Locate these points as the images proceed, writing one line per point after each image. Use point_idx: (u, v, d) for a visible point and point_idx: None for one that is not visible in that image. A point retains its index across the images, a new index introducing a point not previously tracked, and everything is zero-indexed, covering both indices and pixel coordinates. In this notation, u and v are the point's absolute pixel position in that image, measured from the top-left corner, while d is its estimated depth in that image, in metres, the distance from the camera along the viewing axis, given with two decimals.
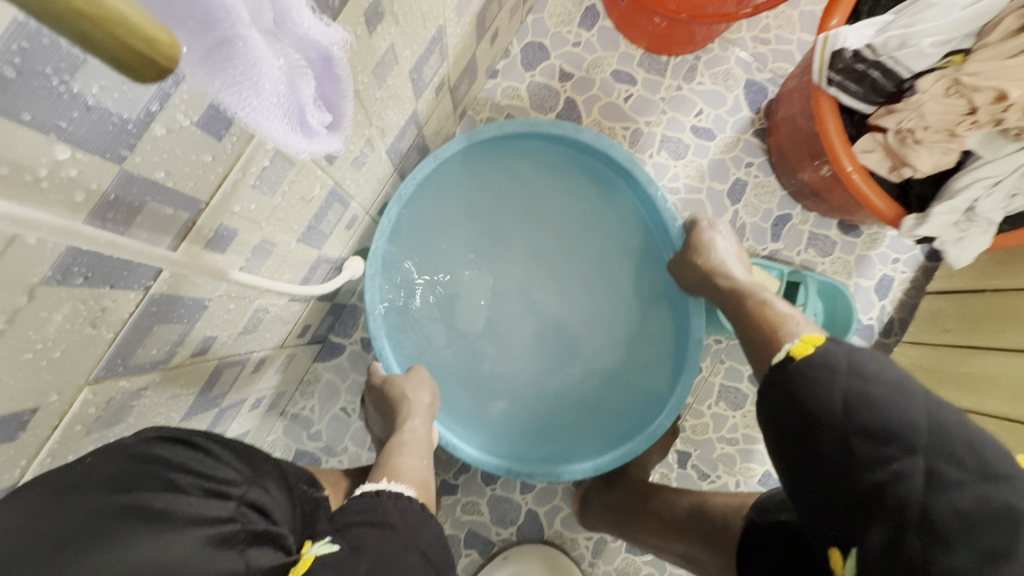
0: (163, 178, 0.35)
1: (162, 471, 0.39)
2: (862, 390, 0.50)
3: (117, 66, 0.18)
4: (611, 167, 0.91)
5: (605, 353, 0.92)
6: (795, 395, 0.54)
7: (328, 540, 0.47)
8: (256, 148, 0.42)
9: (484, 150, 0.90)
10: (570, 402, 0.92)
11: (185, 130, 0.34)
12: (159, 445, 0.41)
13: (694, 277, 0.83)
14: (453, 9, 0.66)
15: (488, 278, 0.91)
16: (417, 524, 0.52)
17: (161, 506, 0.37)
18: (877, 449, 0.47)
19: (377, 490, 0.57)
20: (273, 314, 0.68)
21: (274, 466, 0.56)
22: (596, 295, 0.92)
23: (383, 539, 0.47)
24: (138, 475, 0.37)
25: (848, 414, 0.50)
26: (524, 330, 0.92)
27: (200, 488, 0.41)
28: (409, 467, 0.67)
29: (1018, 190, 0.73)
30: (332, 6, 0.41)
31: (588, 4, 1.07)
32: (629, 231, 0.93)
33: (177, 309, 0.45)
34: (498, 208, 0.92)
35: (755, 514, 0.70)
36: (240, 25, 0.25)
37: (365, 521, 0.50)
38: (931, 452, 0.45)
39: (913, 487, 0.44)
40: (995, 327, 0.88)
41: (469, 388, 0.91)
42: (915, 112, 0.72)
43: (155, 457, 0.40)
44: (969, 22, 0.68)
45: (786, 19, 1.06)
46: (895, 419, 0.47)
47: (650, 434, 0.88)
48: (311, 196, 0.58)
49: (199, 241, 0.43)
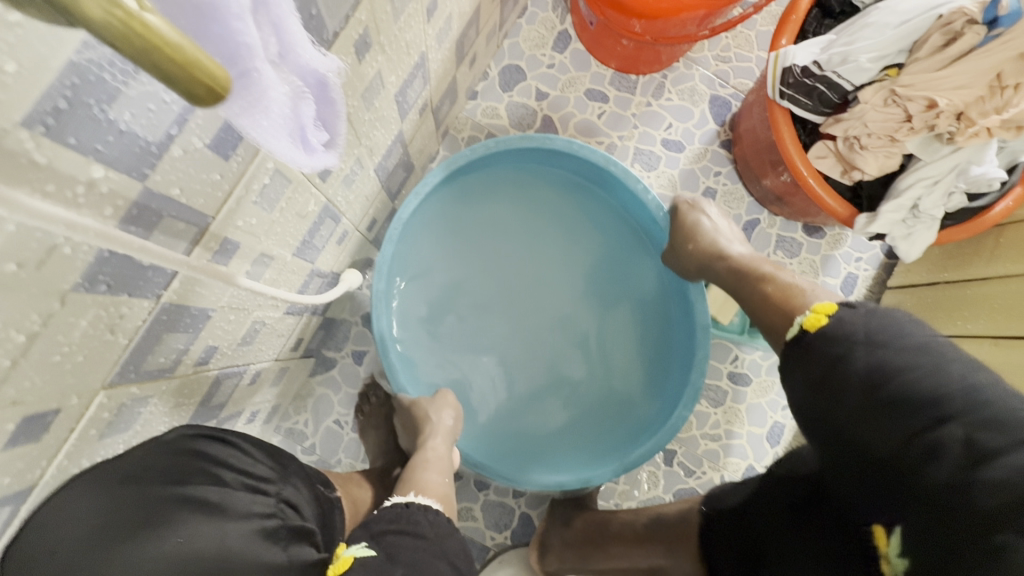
0: (178, 194, 0.39)
1: (208, 467, 0.48)
2: (884, 358, 0.48)
3: (186, 95, 0.21)
4: (585, 174, 0.97)
5: (619, 348, 0.96)
6: (812, 372, 0.52)
7: (364, 544, 0.54)
8: (258, 167, 0.46)
9: (457, 178, 0.95)
10: (593, 398, 0.96)
11: (198, 151, 0.38)
12: (197, 442, 0.49)
13: (688, 260, 0.87)
14: (434, 37, 0.71)
15: (493, 294, 0.96)
16: (445, 535, 0.60)
17: (215, 498, 0.45)
18: (908, 422, 0.45)
19: (407, 502, 0.64)
20: (269, 326, 0.71)
21: (302, 468, 0.63)
22: (600, 297, 0.97)
23: (417, 549, 0.55)
24: (189, 471, 0.45)
25: (874, 389, 0.47)
26: (534, 339, 0.96)
27: (244, 485, 0.50)
28: (433, 482, 0.72)
29: (954, 187, 0.81)
30: (327, 39, 0.46)
31: (560, 29, 1.13)
32: (614, 226, 0.99)
33: (184, 318, 0.48)
34: (487, 227, 0.96)
35: (709, 508, 0.77)
36: (257, 60, 0.29)
37: (399, 529, 0.58)
38: (965, 420, 0.42)
39: (951, 460, 0.42)
40: (949, 317, 0.96)
41: (485, 403, 0.95)
42: (859, 121, 0.80)
43: (199, 454, 0.48)
44: (900, 40, 0.75)
45: (744, 38, 1.14)
46: (921, 391, 0.45)
47: (673, 427, 0.88)
48: (305, 212, 0.62)
49: (204, 254, 0.46)
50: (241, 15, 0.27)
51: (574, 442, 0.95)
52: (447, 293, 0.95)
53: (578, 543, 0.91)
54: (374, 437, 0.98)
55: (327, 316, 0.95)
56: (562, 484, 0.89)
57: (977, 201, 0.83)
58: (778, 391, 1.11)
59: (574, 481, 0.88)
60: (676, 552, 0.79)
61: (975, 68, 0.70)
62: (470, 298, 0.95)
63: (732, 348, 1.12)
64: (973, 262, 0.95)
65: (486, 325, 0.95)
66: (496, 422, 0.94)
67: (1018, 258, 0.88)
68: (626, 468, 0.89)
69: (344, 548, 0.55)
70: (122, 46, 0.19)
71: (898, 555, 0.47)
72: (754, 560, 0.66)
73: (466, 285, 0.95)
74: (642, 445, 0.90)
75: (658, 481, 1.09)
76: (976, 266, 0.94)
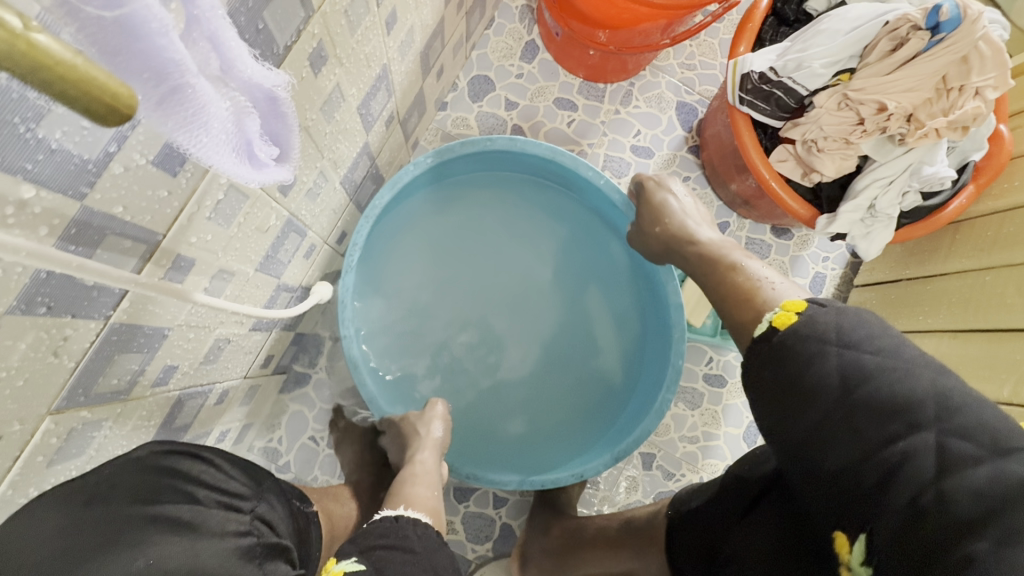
0: (121, 213, 0.38)
1: (180, 485, 0.46)
2: (858, 360, 0.46)
3: (87, 115, 0.22)
4: (533, 169, 0.97)
5: (599, 339, 0.97)
6: (781, 372, 0.49)
7: (355, 558, 0.53)
8: (210, 183, 0.46)
9: (405, 194, 0.93)
10: (585, 393, 0.96)
11: (141, 168, 0.37)
12: (171, 458, 0.48)
13: (654, 242, 0.84)
14: (396, 49, 0.72)
15: (472, 301, 0.95)
16: (433, 550, 0.59)
17: (188, 518, 0.44)
18: (884, 427, 0.43)
19: (396, 515, 0.64)
20: (234, 344, 0.70)
21: (275, 483, 0.60)
22: (572, 291, 0.97)
23: (406, 563, 0.55)
24: (158, 489, 0.44)
25: (847, 393, 0.45)
26: (519, 340, 0.96)
27: (218, 503, 0.48)
28: (421, 496, 0.71)
29: (908, 188, 0.83)
30: (278, 53, 0.46)
31: (527, 39, 1.15)
32: (571, 217, 0.99)
33: (137, 338, 0.48)
34: (455, 237, 0.96)
35: (674, 511, 0.77)
36: (189, 75, 0.29)
37: (389, 544, 0.57)
38: (940, 427, 0.41)
39: (924, 466, 0.40)
40: (910, 312, 0.99)
41: (466, 415, 0.95)
42: (815, 125, 0.82)
43: (171, 469, 0.47)
44: (851, 46, 0.79)
45: (707, 46, 1.16)
46: (895, 396, 0.43)
47: (659, 410, 0.87)
48: (266, 226, 0.61)
49: (155, 272, 0.45)
50: (165, 30, 0.26)
51: (561, 439, 0.95)
52: (426, 304, 0.95)
53: (556, 551, 0.90)
54: (350, 453, 0.96)
55: (299, 331, 0.94)
56: (557, 480, 0.87)
57: (932, 200, 0.85)
58: None
59: (568, 476, 0.87)
60: (646, 554, 0.80)
61: (922, 71, 0.74)
62: (451, 307, 0.95)
63: (707, 350, 1.14)
64: (933, 258, 0.99)
65: (460, 336, 0.95)
66: (482, 429, 0.95)
67: (972, 255, 0.91)
68: (617, 458, 0.88)
69: (333, 563, 0.54)
70: (10, 66, 0.19)
71: (861, 563, 0.44)
72: (712, 557, 0.67)
73: (445, 294, 0.95)
74: (631, 433, 0.89)
75: (637, 486, 1.09)
76: (934, 262, 0.98)
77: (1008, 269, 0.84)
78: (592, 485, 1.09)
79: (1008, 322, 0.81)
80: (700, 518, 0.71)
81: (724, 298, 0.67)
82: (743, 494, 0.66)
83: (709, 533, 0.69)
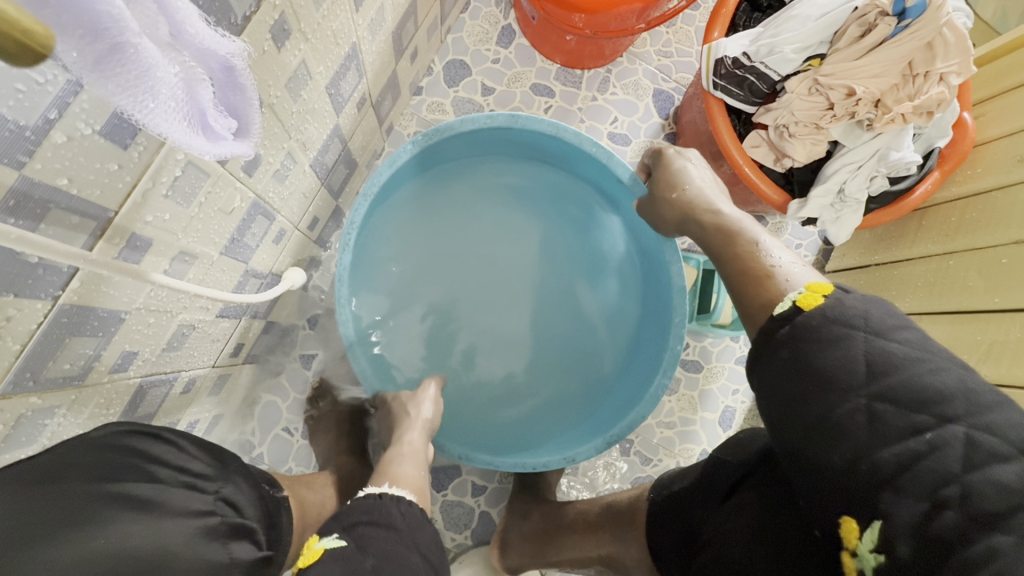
0: (66, 185, 0.36)
1: (140, 463, 0.44)
2: (886, 348, 0.42)
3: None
4: (537, 146, 0.93)
5: (594, 319, 0.97)
6: (800, 352, 0.44)
7: (336, 536, 0.54)
8: (166, 158, 0.44)
9: (403, 173, 0.90)
10: (584, 375, 0.96)
11: (87, 138, 0.36)
12: (131, 437, 0.46)
13: (668, 211, 0.75)
14: (366, 28, 0.70)
15: (470, 286, 0.95)
16: (417, 526, 0.59)
17: (146, 496, 0.42)
18: (908, 417, 0.39)
19: (379, 492, 0.63)
20: (200, 330, 0.67)
21: (245, 465, 0.59)
22: (569, 272, 0.97)
23: (387, 541, 0.55)
24: (118, 468, 0.42)
25: (870, 379, 0.41)
26: (517, 324, 0.96)
27: (181, 482, 0.47)
28: (406, 474, 0.70)
29: (875, 172, 0.85)
30: (237, 23, 0.44)
31: (503, 24, 1.13)
32: (572, 197, 0.98)
33: (91, 321, 0.46)
34: (454, 217, 0.96)
35: (655, 495, 0.78)
36: (129, 34, 0.27)
37: (370, 521, 0.57)
38: (970, 421, 0.38)
39: (950, 459, 0.37)
40: (884, 292, 1.01)
41: (457, 394, 0.94)
42: (786, 110, 0.83)
43: (132, 447, 0.45)
44: (821, 32, 0.80)
45: (684, 34, 1.17)
46: (923, 389, 0.39)
47: (653, 396, 0.84)
48: (231, 208, 0.59)
49: (109, 251, 0.44)
50: None
51: (556, 418, 0.96)
52: (425, 290, 0.94)
53: (537, 535, 0.90)
54: (324, 442, 0.95)
55: (270, 320, 0.92)
56: (547, 463, 0.85)
57: (899, 184, 0.87)
58: (727, 376, 1.14)
59: (558, 461, 0.84)
60: (624, 538, 0.80)
61: (889, 57, 0.75)
62: (450, 293, 0.94)
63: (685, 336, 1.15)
64: (899, 243, 1.01)
65: (457, 316, 0.94)
66: (479, 409, 0.95)
67: (937, 239, 0.93)
68: (609, 442, 0.85)
69: (316, 540, 0.55)
70: None
71: (872, 551, 0.40)
72: (693, 544, 0.67)
73: (443, 280, 0.94)
74: (624, 418, 0.86)
75: (615, 471, 1.10)
76: (902, 247, 1.00)
77: (973, 252, 0.86)
78: (571, 471, 1.10)
79: (970, 304, 0.84)
80: (684, 503, 0.72)
81: (730, 276, 0.59)
82: (728, 474, 0.67)
83: (692, 515, 0.69)
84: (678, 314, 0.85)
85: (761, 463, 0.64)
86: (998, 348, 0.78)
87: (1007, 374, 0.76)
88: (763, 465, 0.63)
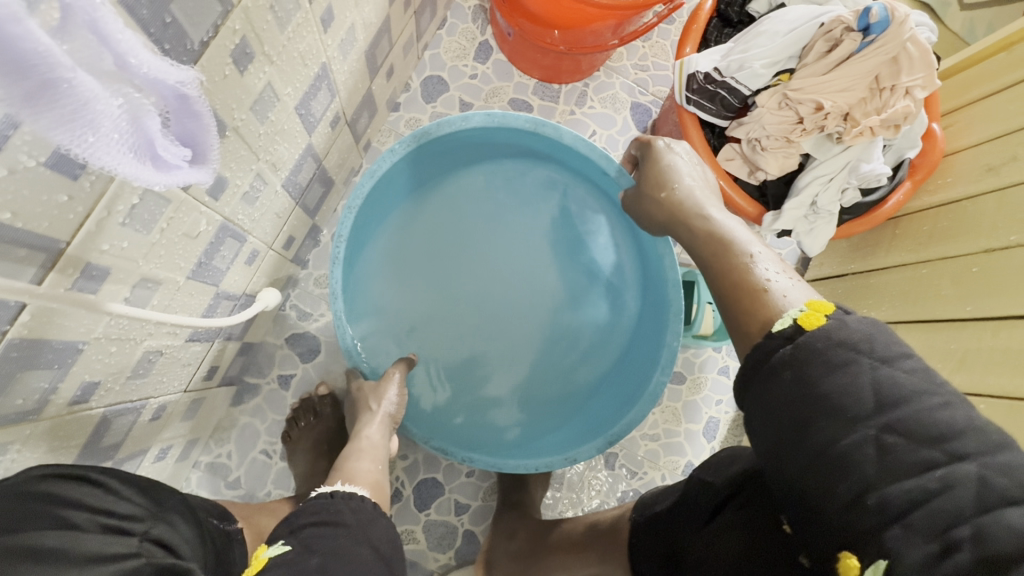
0: (10, 219, 0.36)
1: (53, 510, 0.41)
2: (890, 376, 0.41)
3: None
4: (524, 140, 0.90)
5: (592, 309, 0.95)
6: (802, 372, 0.43)
7: (281, 543, 0.56)
8: (122, 186, 0.43)
9: (388, 180, 0.88)
10: (587, 369, 0.95)
11: (31, 170, 0.35)
12: (48, 482, 0.43)
13: (655, 212, 0.70)
14: (336, 47, 0.69)
15: (468, 290, 0.94)
16: (368, 522, 0.63)
17: (52, 545, 0.39)
18: (920, 453, 0.38)
19: (332, 490, 0.66)
20: (168, 356, 0.66)
21: (182, 500, 0.56)
22: (565, 263, 0.95)
23: (336, 537, 0.58)
24: (25, 515, 0.39)
25: (880, 409, 0.40)
26: (515, 328, 0.95)
27: (98, 525, 0.43)
28: (363, 471, 0.73)
29: (847, 185, 0.86)
30: (193, 49, 0.44)
31: (480, 40, 1.14)
32: (564, 189, 0.96)
33: (44, 354, 0.45)
34: (448, 220, 0.94)
35: (638, 514, 0.77)
36: (59, 68, 0.26)
37: (319, 521, 0.59)
38: (982, 461, 0.37)
39: (962, 499, 0.36)
40: (861, 297, 1.01)
41: (455, 395, 0.94)
42: (758, 124, 0.85)
43: (47, 494, 0.42)
44: (790, 47, 0.81)
45: (660, 48, 1.18)
46: (934, 424, 0.38)
47: (651, 394, 0.83)
48: (196, 231, 0.58)
49: (61, 282, 0.42)
50: (16, 18, 0.24)
51: (559, 414, 0.95)
52: (425, 292, 0.93)
53: (522, 555, 0.89)
54: (302, 464, 0.93)
55: (247, 340, 0.91)
56: (548, 464, 0.85)
57: (871, 196, 0.88)
58: (711, 387, 1.14)
59: (560, 461, 0.85)
60: (609, 559, 0.80)
61: (856, 72, 0.76)
62: (448, 298, 0.93)
63: None
64: (876, 253, 1.02)
65: (455, 318, 0.94)
66: (480, 408, 0.94)
67: (911, 249, 0.94)
68: (610, 440, 0.85)
69: (264, 549, 0.57)
70: None
71: None
72: (676, 564, 0.67)
73: (443, 282, 0.93)
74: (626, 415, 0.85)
75: (600, 485, 1.10)
76: (878, 256, 1.01)
77: (946, 261, 0.86)
78: (555, 486, 1.09)
79: (945, 312, 0.84)
80: (665, 521, 0.72)
81: (721, 288, 0.56)
82: (710, 497, 0.66)
83: (675, 536, 0.69)
84: (675, 309, 0.84)
85: (741, 486, 0.63)
86: (972, 357, 0.78)
87: (977, 382, 0.76)
88: (745, 487, 0.62)
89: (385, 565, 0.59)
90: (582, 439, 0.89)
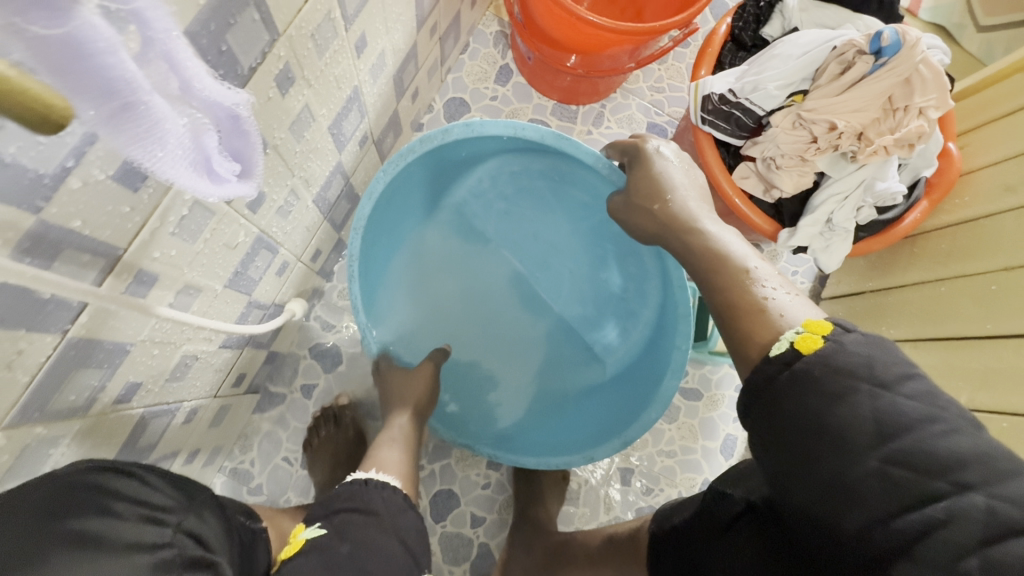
0: (79, 227, 0.39)
1: (102, 498, 0.44)
2: (889, 404, 0.41)
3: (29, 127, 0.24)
4: (519, 142, 0.86)
5: (605, 304, 0.95)
6: (805, 406, 0.43)
7: (317, 525, 0.60)
8: (174, 200, 0.46)
9: (392, 196, 0.86)
10: (605, 360, 0.95)
11: (101, 183, 0.38)
12: (99, 476, 0.46)
13: (650, 222, 0.70)
14: (367, 72, 0.74)
15: (483, 287, 0.98)
16: (397, 512, 0.65)
17: (95, 530, 0.41)
18: (927, 484, 0.39)
19: (365, 478, 0.69)
20: (202, 361, 0.69)
21: (214, 498, 0.59)
22: (578, 258, 0.96)
23: (366, 525, 0.60)
24: (76, 505, 0.42)
25: (881, 441, 0.41)
26: (530, 322, 0.99)
27: (139, 515, 0.46)
28: (390, 459, 0.76)
29: (862, 203, 0.87)
30: (242, 74, 0.48)
31: (502, 64, 1.18)
32: (572, 186, 0.90)
33: (97, 354, 0.48)
34: (462, 224, 0.97)
35: (656, 526, 0.78)
36: (142, 93, 0.30)
37: (353, 507, 0.62)
38: (988, 491, 0.38)
39: (966, 530, 0.37)
40: (877, 321, 1.01)
41: (475, 390, 0.97)
42: (772, 143, 0.87)
43: (99, 486, 0.45)
44: (803, 69, 0.84)
45: (676, 70, 1.21)
46: (939, 455, 0.39)
47: (664, 398, 0.78)
48: (234, 243, 0.62)
49: (116, 286, 0.46)
50: (113, 49, 0.28)
51: (578, 405, 0.94)
52: (444, 294, 0.97)
53: None
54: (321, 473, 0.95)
55: (273, 349, 0.94)
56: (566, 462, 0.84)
57: (887, 214, 0.89)
58: (728, 404, 1.14)
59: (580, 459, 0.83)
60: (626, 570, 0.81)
61: (869, 93, 0.78)
62: (464, 295, 0.98)
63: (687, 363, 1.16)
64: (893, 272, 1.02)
65: (475, 317, 0.98)
66: (500, 399, 0.97)
67: (929, 267, 0.94)
68: (626, 441, 0.82)
69: (303, 528, 0.61)
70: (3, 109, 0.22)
71: None
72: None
73: (461, 284, 0.98)
74: (638, 418, 0.81)
75: (616, 502, 1.09)
76: (894, 278, 1.01)
77: (963, 281, 0.87)
78: (571, 502, 1.09)
79: (965, 329, 0.84)
80: (681, 536, 0.72)
81: (721, 304, 0.57)
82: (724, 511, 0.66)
83: (690, 552, 0.69)
84: (683, 309, 0.77)
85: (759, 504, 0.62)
86: (994, 376, 0.77)
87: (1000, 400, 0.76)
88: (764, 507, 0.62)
89: (413, 560, 0.60)
90: (599, 435, 0.86)
